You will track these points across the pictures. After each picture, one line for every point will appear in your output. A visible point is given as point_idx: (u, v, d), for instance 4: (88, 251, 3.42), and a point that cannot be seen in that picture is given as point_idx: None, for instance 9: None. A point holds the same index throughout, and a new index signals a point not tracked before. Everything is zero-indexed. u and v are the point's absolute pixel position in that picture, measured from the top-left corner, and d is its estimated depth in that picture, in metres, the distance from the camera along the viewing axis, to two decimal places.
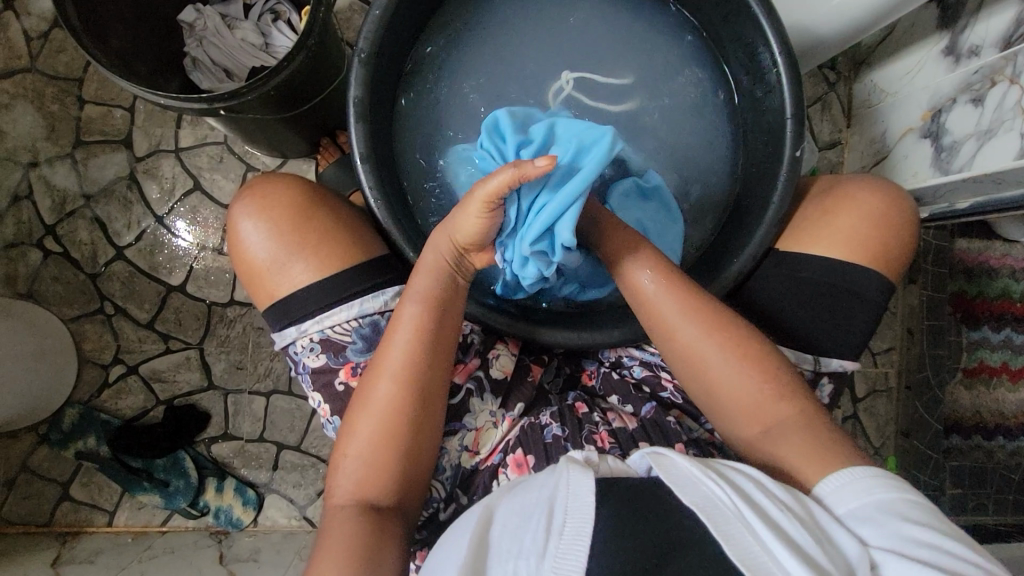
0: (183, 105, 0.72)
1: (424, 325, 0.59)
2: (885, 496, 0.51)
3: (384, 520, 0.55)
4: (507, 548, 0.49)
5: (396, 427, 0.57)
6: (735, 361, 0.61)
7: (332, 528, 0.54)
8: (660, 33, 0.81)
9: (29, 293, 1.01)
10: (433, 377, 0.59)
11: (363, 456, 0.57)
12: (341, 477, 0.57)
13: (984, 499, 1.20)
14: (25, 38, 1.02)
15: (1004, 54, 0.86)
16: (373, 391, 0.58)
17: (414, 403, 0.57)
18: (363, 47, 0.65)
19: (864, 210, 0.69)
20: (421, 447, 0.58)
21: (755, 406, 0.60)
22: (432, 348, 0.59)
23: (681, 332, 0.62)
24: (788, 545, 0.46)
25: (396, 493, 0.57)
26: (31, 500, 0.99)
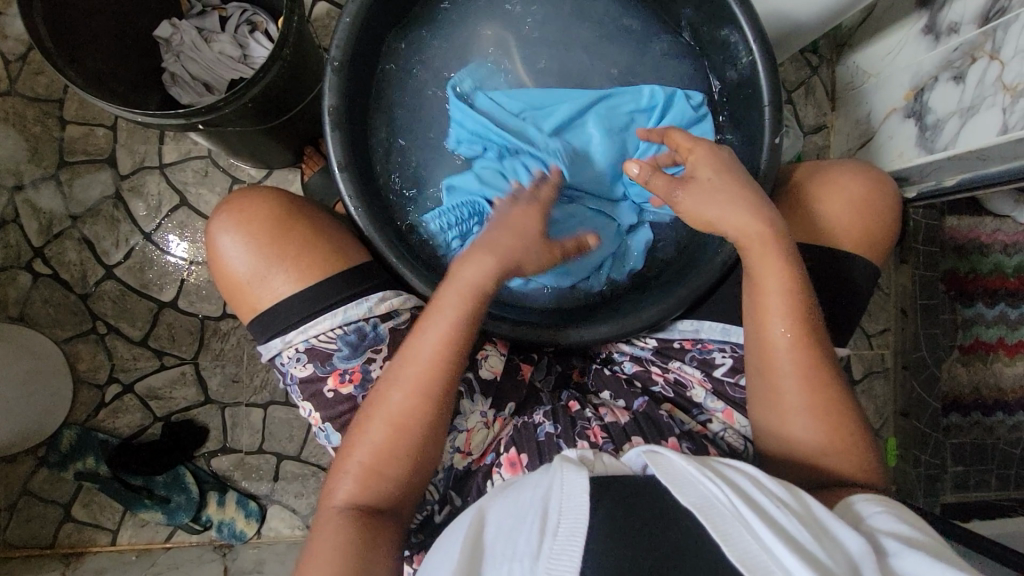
0: (160, 121, 0.72)
1: (452, 338, 0.58)
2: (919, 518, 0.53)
3: (380, 526, 0.56)
4: (502, 550, 0.49)
5: (405, 437, 0.57)
6: (806, 369, 0.61)
7: (326, 530, 0.55)
8: (635, 26, 0.81)
9: (21, 317, 1.00)
10: (449, 392, 0.59)
11: (367, 463, 0.57)
12: (339, 483, 0.57)
13: (985, 475, 1.21)
14: (4, 61, 1.01)
15: (983, 30, 0.86)
16: (385, 399, 0.57)
17: (430, 413, 0.57)
18: (336, 55, 0.64)
19: (848, 196, 0.69)
20: (428, 454, 0.58)
21: (807, 416, 0.62)
22: (455, 361, 0.59)
23: (773, 312, 0.61)
24: (783, 538, 0.46)
25: (396, 498, 0.57)
26: (33, 522, 0.99)
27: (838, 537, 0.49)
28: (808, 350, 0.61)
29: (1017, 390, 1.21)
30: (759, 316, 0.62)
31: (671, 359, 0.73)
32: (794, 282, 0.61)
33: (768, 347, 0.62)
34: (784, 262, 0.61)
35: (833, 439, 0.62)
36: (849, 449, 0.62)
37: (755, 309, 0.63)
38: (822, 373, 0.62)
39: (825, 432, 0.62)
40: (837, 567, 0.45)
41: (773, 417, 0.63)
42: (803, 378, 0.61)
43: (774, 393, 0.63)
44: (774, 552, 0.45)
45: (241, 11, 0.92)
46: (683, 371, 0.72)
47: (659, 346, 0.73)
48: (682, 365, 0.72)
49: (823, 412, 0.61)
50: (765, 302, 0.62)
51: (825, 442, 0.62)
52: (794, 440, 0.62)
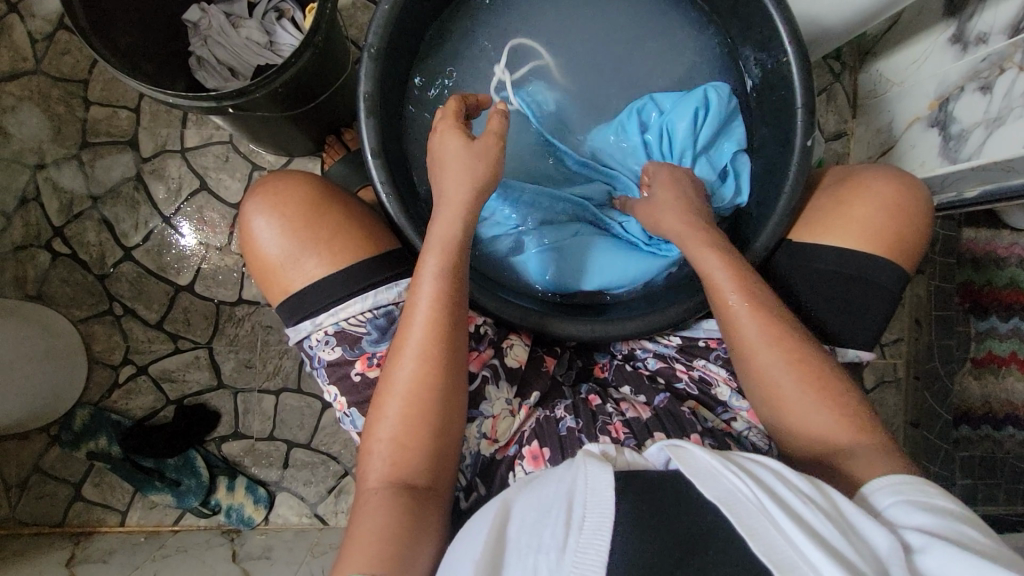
0: (191, 103, 0.72)
1: (441, 300, 0.58)
2: (940, 502, 0.50)
3: (421, 502, 0.55)
4: (526, 543, 0.49)
5: (424, 404, 0.57)
6: (768, 333, 0.62)
7: (368, 510, 0.54)
8: (666, 25, 0.81)
9: (38, 295, 1.01)
10: (456, 353, 0.59)
11: (394, 438, 0.56)
12: (373, 462, 0.57)
13: (993, 489, 1.20)
14: (30, 40, 1.02)
15: (1012, 41, 0.86)
16: (396, 373, 0.57)
17: (438, 377, 0.57)
18: (372, 42, 0.64)
19: (880, 200, 0.68)
20: (451, 418, 0.58)
21: (793, 379, 0.61)
22: (451, 321, 0.58)
23: (721, 282, 0.64)
24: (809, 533, 0.45)
25: (428, 470, 0.57)
26: (44, 501, 1.00)
27: (863, 535, 0.47)
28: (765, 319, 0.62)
29: None
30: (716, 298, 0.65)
31: (696, 357, 0.73)
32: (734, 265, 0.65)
33: (732, 317, 0.64)
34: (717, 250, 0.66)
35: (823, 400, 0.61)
36: (839, 410, 0.60)
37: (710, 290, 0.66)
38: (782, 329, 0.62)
39: (809, 398, 0.61)
40: (865, 565, 0.44)
41: (767, 399, 0.63)
42: (771, 346, 0.62)
43: (752, 369, 0.63)
44: (801, 549, 0.45)
45: None
46: (708, 369, 0.71)
47: (683, 344, 0.74)
48: (706, 363, 0.72)
49: (805, 378, 0.61)
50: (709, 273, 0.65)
51: (816, 406, 0.60)
52: (784, 411, 0.62)
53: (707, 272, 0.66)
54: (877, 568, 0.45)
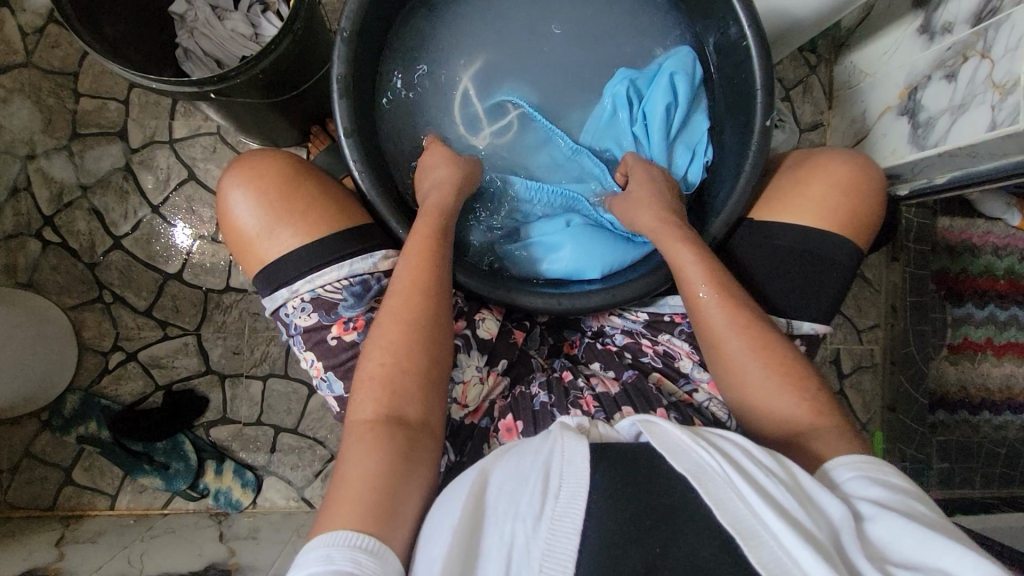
0: (174, 88, 0.74)
1: (425, 250, 0.63)
2: (892, 478, 0.54)
3: (411, 438, 0.56)
4: (502, 511, 0.50)
5: (416, 339, 0.59)
6: (730, 317, 0.65)
7: (360, 446, 0.55)
8: (636, 15, 0.84)
9: (29, 283, 1.03)
10: (444, 294, 0.63)
11: (383, 374, 0.58)
12: (361, 401, 0.57)
13: (970, 472, 1.23)
14: (21, 34, 1.04)
15: (975, 29, 0.89)
16: (386, 314, 0.60)
17: (425, 315, 0.60)
18: (346, 27, 0.67)
19: (837, 181, 0.71)
20: (443, 358, 0.61)
21: (758, 368, 0.63)
22: (435, 268, 0.63)
23: (689, 269, 0.67)
24: (771, 504, 0.47)
25: (419, 406, 0.58)
26: (35, 484, 1.01)
27: (822, 506, 0.49)
28: (733, 306, 0.65)
29: (1003, 390, 1.24)
30: (686, 291, 0.67)
31: (662, 331, 0.75)
32: (708, 258, 0.67)
33: (705, 314, 0.65)
34: (691, 244, 0.68)
35: (786, 385, 0.63)
36: (808, 400, 0.62)
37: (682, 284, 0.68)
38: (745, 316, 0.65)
39: (772, 381, 0.63)
40: (822, 533, 0.47)
41: (732, 383, 0.65)
42: (741, 336, 0.64)
43: (725, 361, 0.65)
44: (761, 517, 0.47)
45: None
46: (673, 344, 0.74)
47: (650, 320, 0.75)
48: (671, 337, 0.74)
49: (775, 369, 0.63)
50: (682, 265, 0.67)
51: (784, 398, 0.62)
52: (754, 403, 0.64)
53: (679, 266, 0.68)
54: (832, 537, 0.47)
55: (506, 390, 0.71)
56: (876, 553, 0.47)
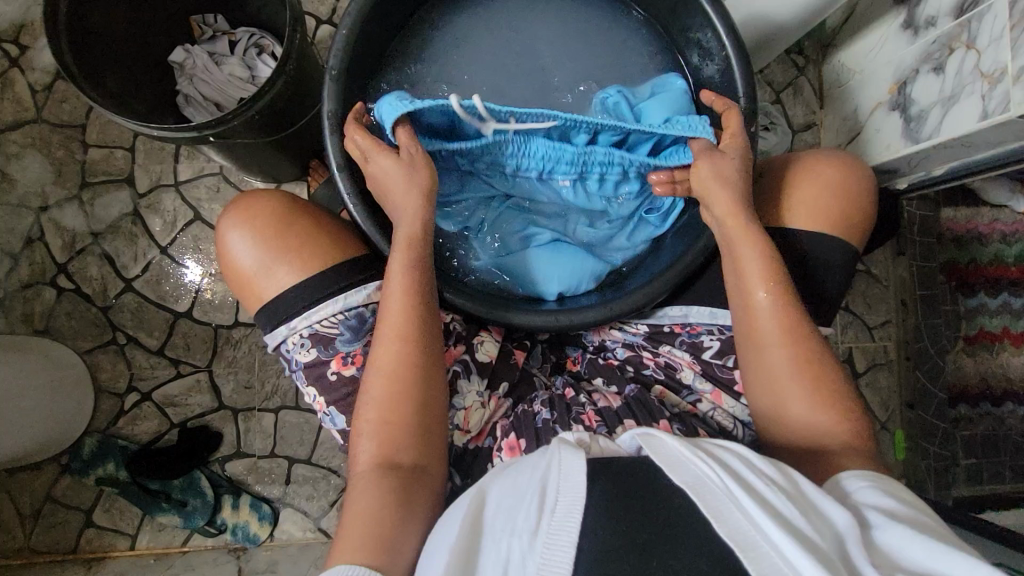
0: (174, 134, 0.77)
1: (409, 292, 0.63)
2: (902, 494, 0.55)
3: (408, 480, 0.58)
4: (500, 527, 0.50)
5: (404, 386, 0.60)
6: (779, 324, 0.66)
7: (361, 489, 0.57)
8: (617, 33, 0.86)
9: (45, 330, 1.05)
10: (433, 337, 0.63)
11: (379, 418, 0.60)
12: (361, 444, 0.60)
13: (999, 466, 1.19)
14: (31, 91, 1.09)
15: (958, 21, 0.89)
16: (378, 357, 0.62)
17: (414, 358, 0.61)
18: (333, 64, 0.69)
19: (827, 182, 0.72)
20: (434, 399, 0.62)
21: (796, 380, 0.65)
22: (423, 310, 0.63)
23: (749, 272, 0.67)
24: (770, 512, 0.47)
25: (413, 448, 0.59)
26: (57, 529, 1.03)
27: (824, 512, 0.50)
28: (783, 319, 0.66)
29: None
30: (742, 296, 0.68)
31: (662, 343, 0.75)
32: (774, 262, 0.67)
33: (755, 314, 0.67)
34: (757, 242, 0.67)
35: (821, 402, 0.65)
36: (838, 415, 0.64)
37: (738, 282, 0.68)
38: (796, 329, 0.66)
39: (809, 397, 0.65)
40: (822, 540, 0.46)
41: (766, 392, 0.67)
42: (785, 346, 0.65)
43: (760, 364, 0.67)
44: (760, 528, 0.46)
45: (249, 35, 0.98)
46: (673, 354, 0.74)
47: (650, 332, 0.76)
48: (672, 348, 0.75)
49: (807, 383, 0.65)
50: (742, 266, 0.67)
51: (810, 410, 0.65)
52: (777, 408, 0.66)
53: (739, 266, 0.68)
54: (835, 544, 0.47)
55: (508, 411, 0.71)
56: (886, 560, 0.47)
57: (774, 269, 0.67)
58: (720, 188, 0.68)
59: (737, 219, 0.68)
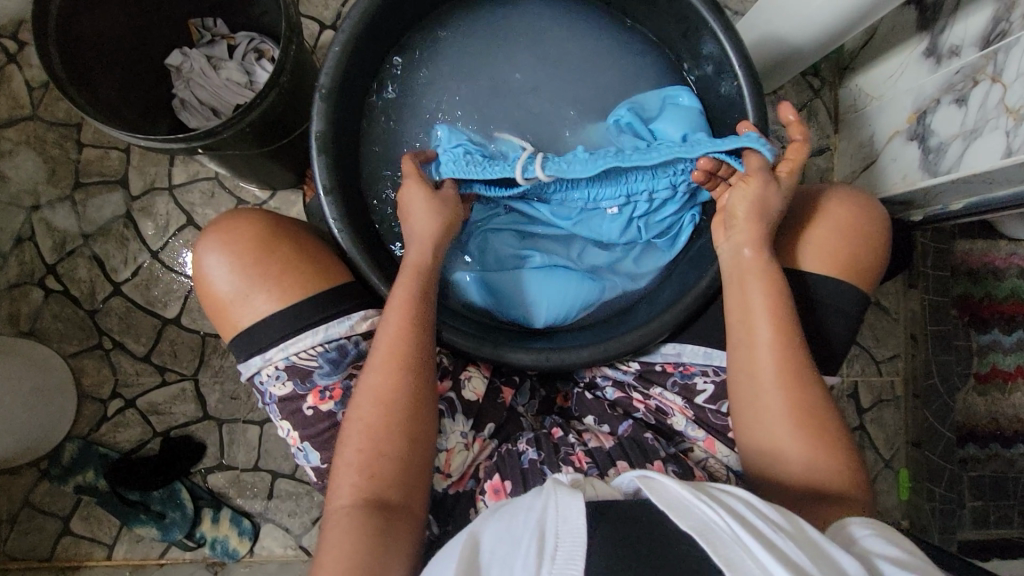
0: (163, 145, 0.75)
1: (407, 323, 0.61)
2: (904, 541, 0.52)
3: (391, 522, 0.55)
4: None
5: (396, 417, 0.58)
6: (779, 368, 0.63)
7: (339, 531, 0.54)
8: (625, 53, 0.82)
9: (31, 331, 1.03)
10: (426, 371, 0.61)
11: (364, 455, 0.57)
12: (341, 481, 0.57)
13: (1008, 512, 1.14)
14: (27, 88, 1.07)
15: (984, 52, 0.85)
16: (368, 390, 0.59)
17: (406, 394, 0.59)
18: (324, 83, 0.67)
19: (835, 222, 0.71)
20: (424, 432, 0.60)
21: (792, 428, 0.62)
22: (419, 343, 0.61)
23: (756, 314, 0.64)
24: (785, 563, 0.42)
25: (400, 489, 0.57)
26: (33, 535, 1.01)
27: (836, 561, 0.45)
28: (790, 356, 0.62)
29: None
30: (745, 330, 0.64)
31: (653, 384, 0.73)
32: (782, 301, 0.64)
33: (756, 356, 0.63)
34: (766, 280, 0.64)
35: (819, 456, 0.61)
36: (842, 464, 0.61)
37: (740, 318, 0.65)
38: (798, 373, 0.63)
39: (804, 451, 0.61)
40: None
41: (762, 449, 0.63)
42: (785, 392, 0.62)
43: (755, 409, 0.63)
44: None
45: (249, 39, 0.95)
46: (664, 398, 0.72)
47: (641, 370, 0.73)
48: (663, 391, 0.72)
49: (804, 427, 0.62)
50: (749, 303, 0.64)
51: (807, 450, 0.61)
52: (773, 447, 0.62)
53: (745, 302, 0.65)
54: None
55: (493, 452, 0.68)
56: None
57: (783, 307, 0.64)
58: (751, 220, 0.65)
59: (759, 256, 0.65)
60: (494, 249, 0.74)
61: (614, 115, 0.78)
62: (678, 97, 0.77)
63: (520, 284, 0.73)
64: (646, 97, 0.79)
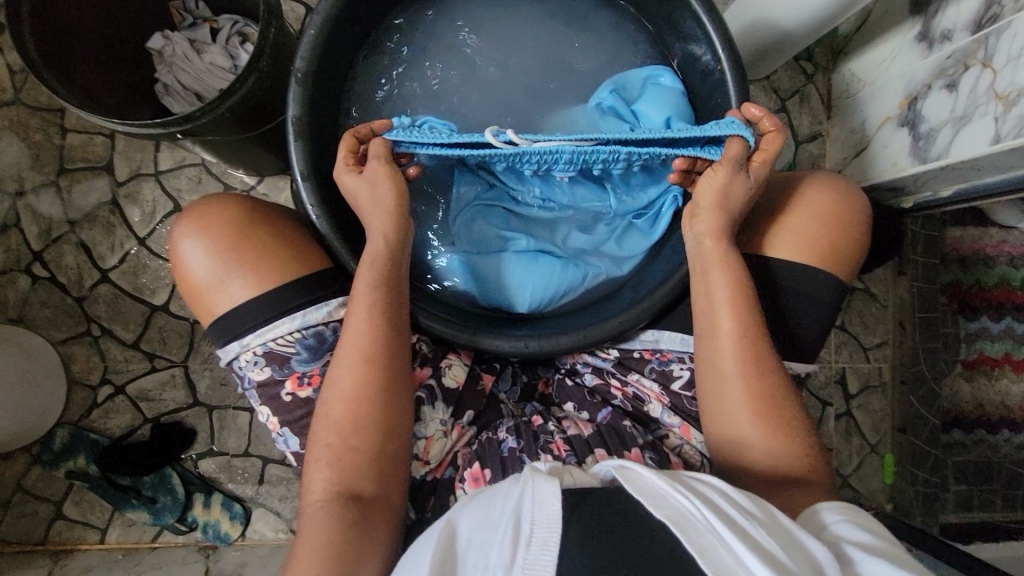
0: (141, 131, 0.74)
1: (374, 313, 0.61)
2: (876, 525, 0.53)
3: (366, 513, 0.56)
4: (475, 563, 0.45)
5: (367, 410, 0.59)
6: (742, 358, 0.63)
7: (314, 522, 0.55)
8: (611, 38, 0.82)
9: (19, 318, 1.03)
10: (396, 360, 0.61)
11: (336, 446, 0.58)
12: (315, 473, 0.57)
13: (991, 496, 1.16)
14: (9, 72, 1.05)
15: (975, 37, 0.84)
16: (338, 381, 0.60)
17: (376, 383, 0.59)
18: (300, 67, 0.66)
19: (816, 210, 0.71)
20: (396, 424, 0.60)
21: (765, 417, 0.62)
22: (387, 333, 0.61)
23: (720, 305, 0.64)
24: (753, 549, 0.43)
25: (374, 479, 0.58)
26: (27, 519, 1.02)
27: (804, 546, 0.46)
28: (753, 346, 0.63)
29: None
30: (710, 321, 0.65)
31: (631, 371, 0.73)
32: (743, 291, 0.64)
33: (721, 348, 0.64)
34: (729, 271, 0.65)
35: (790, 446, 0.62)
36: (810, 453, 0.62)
37: (705, 309, 0.66)
38: (761, 361, 0.63)
39: (772, 439, 0.62)
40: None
41: (728, 441, 0.64)
42: (746, 381, 0.63)
43: (719, 399, 0.64)
44: (746, 565, 0.42)
45: (233, 23, 0.93)
46: (641, 385, 0.72)
47: (620, 357, 0.74)
48: (641, 377, 0.73)
49: (767, 416, 0.62)
50: (714, 294, 0.65)
51: (768, 438, 0.62)
52: (737, 435, 0.63)
53: (709, 294, 0.65)
54: None
55: (472, 439, 0.69)
56: None
57: (746, 297, 0.64)
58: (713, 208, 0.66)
59: (718, 242, 0.66)
60: (480, 233, 0.73)
61: (596, 97, 0.76)
62: (660, 77, 0.76)
63: (496, 271, 0.73)
64: (629, 75, 0.77)
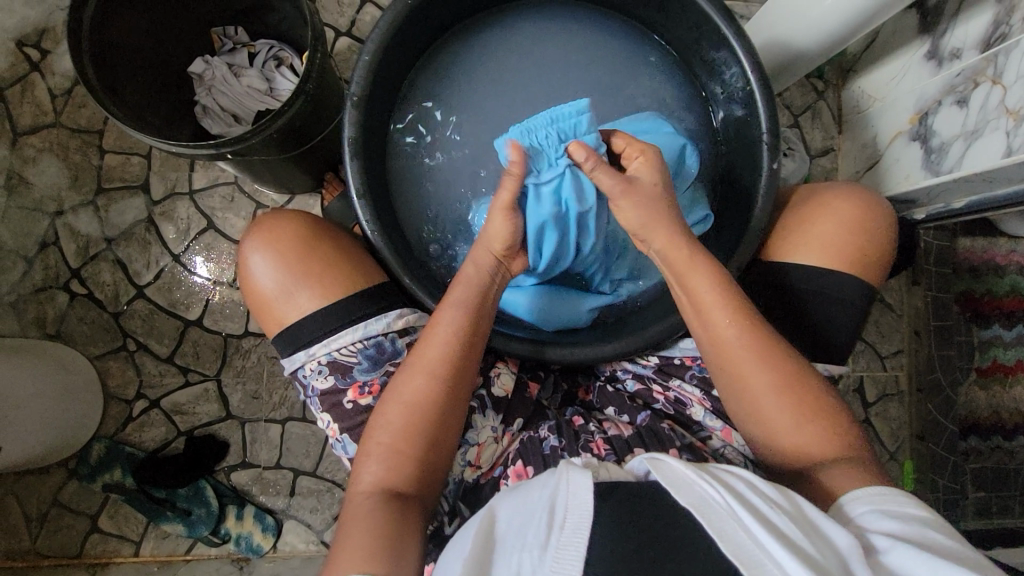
0: (193, 152, 0.77)
1: (458, 329, 0.63)
2: (910, 511, 0.54)
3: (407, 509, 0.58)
4: (509, 546, 0.48)
5: (428, 420, 0.61)
6: (756, 348, 0.63)
7: (359, 514, 0.57)
8: (637, 60, 0.86)
9: (57, 334, 1.06)
10: (461, 374, 0.63)
11: (391, 445, 0.60)
12: (366, 467, 0.60)
13: (1009, 502, 1.16)
14: (50, 95, 1.09)
15: (984, 55, 0.87)
16: (406, 386, 0.62)
17: (441, 394, 0.62)
18: (354, 90, 0.70)
19: (842, 216, 0.74)
20: (447, 435, 0.62)
21: (802, 410, 0.63)
22: (464, 350, 0.63)
23: (713, 311, 0.64)
24: (777, 537, 0.45)
25: (417, 482, 0.60)
26: (62, 533, 1.03)
27: (826, 533, 0.48)
28: (755, 339, 0.63)
29: None
30: (704, 321, 0.65)
31: (672, 377, 0.76)
32: (729, 286, 0.65)
33: (728, 350, 0.64)
34: (712, 273, 0.65)
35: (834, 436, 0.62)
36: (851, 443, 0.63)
37: (696, 311, 0.66)
38: (772, 351, 0.64)
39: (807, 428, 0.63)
40: (825, 560, 0.45)
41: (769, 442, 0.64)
42: (770, 374, 0.63)
43: (746, 397, 0.64)
44: (769, 551, 0.44)
45: (269, 47, 0.97)
46: (683, 390, 0.75)
47: (660, 364, 0.76)
48: (682, 383, 0.75)
49: (801, 407, 0.63)
50: (702, 301, 0.65)
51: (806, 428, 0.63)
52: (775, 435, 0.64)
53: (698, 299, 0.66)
54: (839, 564, 0.46)
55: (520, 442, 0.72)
56: None
57: (733, 295, 0.65)
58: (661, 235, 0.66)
59: (689, 257, 0.65)
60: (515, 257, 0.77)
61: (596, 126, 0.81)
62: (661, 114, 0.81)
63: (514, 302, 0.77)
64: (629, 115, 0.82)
